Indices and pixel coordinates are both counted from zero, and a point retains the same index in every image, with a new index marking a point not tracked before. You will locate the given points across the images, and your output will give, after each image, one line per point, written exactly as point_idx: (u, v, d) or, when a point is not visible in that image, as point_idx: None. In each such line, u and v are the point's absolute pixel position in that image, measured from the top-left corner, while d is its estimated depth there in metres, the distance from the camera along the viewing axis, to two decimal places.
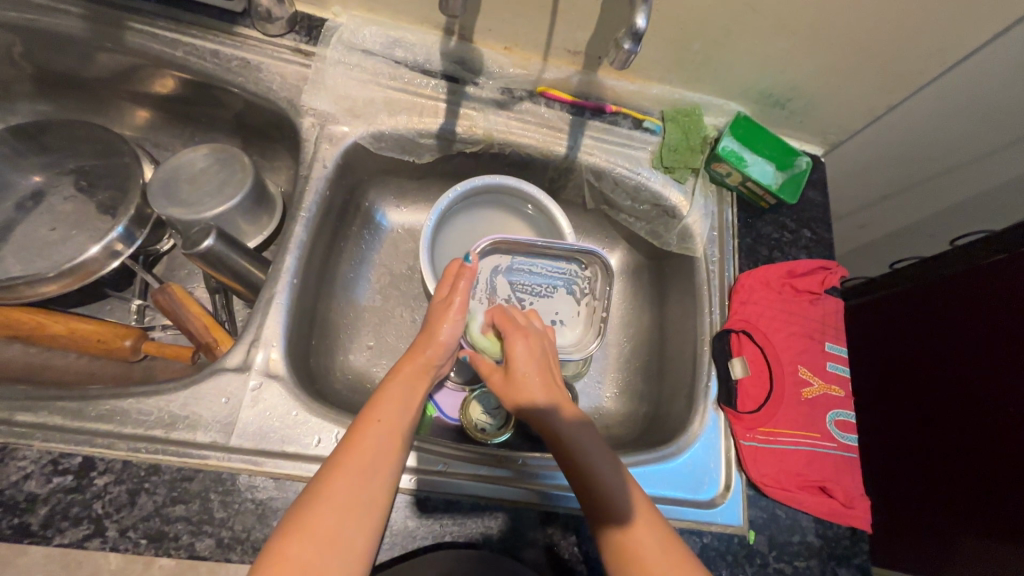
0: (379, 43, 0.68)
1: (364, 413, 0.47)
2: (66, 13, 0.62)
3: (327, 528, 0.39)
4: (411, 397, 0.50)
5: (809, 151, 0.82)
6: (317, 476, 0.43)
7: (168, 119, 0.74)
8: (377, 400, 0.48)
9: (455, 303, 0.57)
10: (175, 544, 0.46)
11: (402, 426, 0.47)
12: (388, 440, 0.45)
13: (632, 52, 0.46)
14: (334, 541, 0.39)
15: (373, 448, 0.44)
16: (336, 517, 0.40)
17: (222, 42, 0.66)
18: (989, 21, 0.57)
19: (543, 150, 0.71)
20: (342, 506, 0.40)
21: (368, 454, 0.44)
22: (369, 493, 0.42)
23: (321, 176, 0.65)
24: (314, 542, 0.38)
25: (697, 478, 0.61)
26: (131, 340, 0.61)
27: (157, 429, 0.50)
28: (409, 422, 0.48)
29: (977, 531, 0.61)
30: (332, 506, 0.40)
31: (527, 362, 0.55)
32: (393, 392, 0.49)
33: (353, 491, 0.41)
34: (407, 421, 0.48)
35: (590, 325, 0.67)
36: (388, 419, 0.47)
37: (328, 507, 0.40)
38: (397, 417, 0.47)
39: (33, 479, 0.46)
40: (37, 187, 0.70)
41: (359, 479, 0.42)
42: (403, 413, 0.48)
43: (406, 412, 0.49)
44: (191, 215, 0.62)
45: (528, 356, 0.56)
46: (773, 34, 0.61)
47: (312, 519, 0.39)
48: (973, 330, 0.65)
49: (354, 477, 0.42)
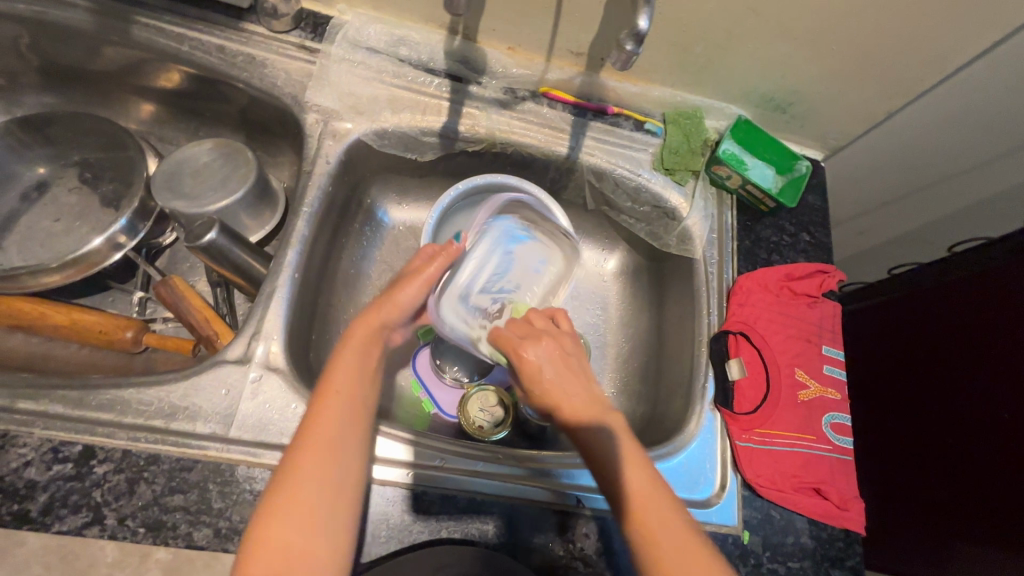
0: (384, 41, 0.69)
1: (319, 387, 0.46)
2: (74, 6, 0.63)
3: (305, 509, 0.40)
4: (368, 367, 0.49)
5: (810, 156, 0.82)
6: (285, 456, 0.43)
7: (173, 113, 0.75)
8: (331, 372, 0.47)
9: (424, 272, 0.55)
10: (173, 533, 0.46)
11: (360, 396, 0.47)
12: (351, 414, 0.45)
13: (634, 52, 0.47)
14: (309, 520, 0.39)
15: (333, 424, 0.44)
16: (313, 495, 0.40)
17: (228, 38, 0.67)
18: (988, 29, 0.58)
19: (545, 150, 0.72)
20: (318, 485, 0.41)
21: (331, 432, 0.43)
22: (342, 467, 0.42)
23: (324, 171, 0.66)
24: (291, 522, 0.39)
25: (693, 477, 0.62)
26: (132, 331, 0.62)
27: (157, 419, 0.50)
28: (368, 391, 0.48)
29: (972, 536, 0.61)
30: (308, 486, 0.41)
31: (544, 367, 0.53)
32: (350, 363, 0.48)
33: (321, 469, 0.41)
34: (366, 391, 0.48)
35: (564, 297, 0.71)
36: (345, 392, 0.46)
37: (303, 487, 0.40)
38: (358, 389, 0.47)
39: (34, 466, 0.47)
40: (42, 179, 0.71)
41: (327, 456, 0.42)
42: (362, 384, 0.47)
43: (368, 383, 0.48)
44: (195, 209, 0.63)
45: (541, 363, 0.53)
46: (775, 39, 0.62)
47: (285, 501, 0.40)
48: (970, 335, 0.65)
49: (321, 453, 0.42)
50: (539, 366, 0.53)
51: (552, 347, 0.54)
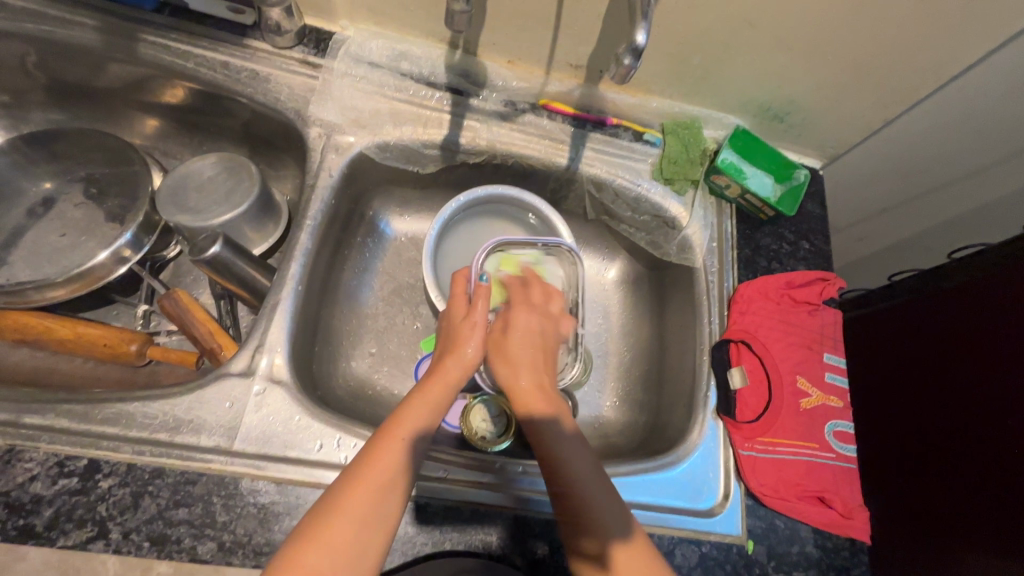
0: (385, 56, 0.70)
1: (384, 427, 0.48)
2: (81, 24, 0.64)
3: (340, 542, 0.40)
4: (437, 411, 0.51)
5: (808, 164, 0.83)
6: (337, 483, 0.44)
7: (178, 128, 0.76)
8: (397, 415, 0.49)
9: (477, 317, 0.58)
10: (178, 547, 0.46)
11: (424, 441, 0.48)
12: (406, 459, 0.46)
13: (632, 67, 0.47)
14: (349, 551, 0.40)
15: (394, 462, 0.45)
16: (353, 529, 0.41)
17: (232, 54, 0.68)
18: (982, 39, 0.59)
19: (545, 161, 0.72)
20: (359, 518, 0.42)
21: (390, 469, 0.44)
22: (385, 507, 0.43)
23: (326, 184, 0.66)
24: (328, 550, 0.40)
25: (696, 486, 0.62)
26: (137, 344, 0.62)
27: (162, 432, 0.51)
28: (430, 436, 0.49)
29: (978, 545, 0.60)
30: (349, 519, 0.41)
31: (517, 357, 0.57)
32: (418, 404, 0.50)
33: (374, 506, 0.42)
34: (428, 437, 0.49)
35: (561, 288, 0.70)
36: (412, 434, 0.47)
37: (346, 520, 0.41)
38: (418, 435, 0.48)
39: (39, 480, 0.47)
40: (48, 194, 0.72)
41: (382, 492, 0.43)
42: (427, 428, 0.49)
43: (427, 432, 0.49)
44: (199, 222, 0.64)
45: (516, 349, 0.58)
46: (771, 50, 0.63)
47: (327, 529, 0.40)
48: (972, 343, 0.65)
49: (378, 488, 0.43)
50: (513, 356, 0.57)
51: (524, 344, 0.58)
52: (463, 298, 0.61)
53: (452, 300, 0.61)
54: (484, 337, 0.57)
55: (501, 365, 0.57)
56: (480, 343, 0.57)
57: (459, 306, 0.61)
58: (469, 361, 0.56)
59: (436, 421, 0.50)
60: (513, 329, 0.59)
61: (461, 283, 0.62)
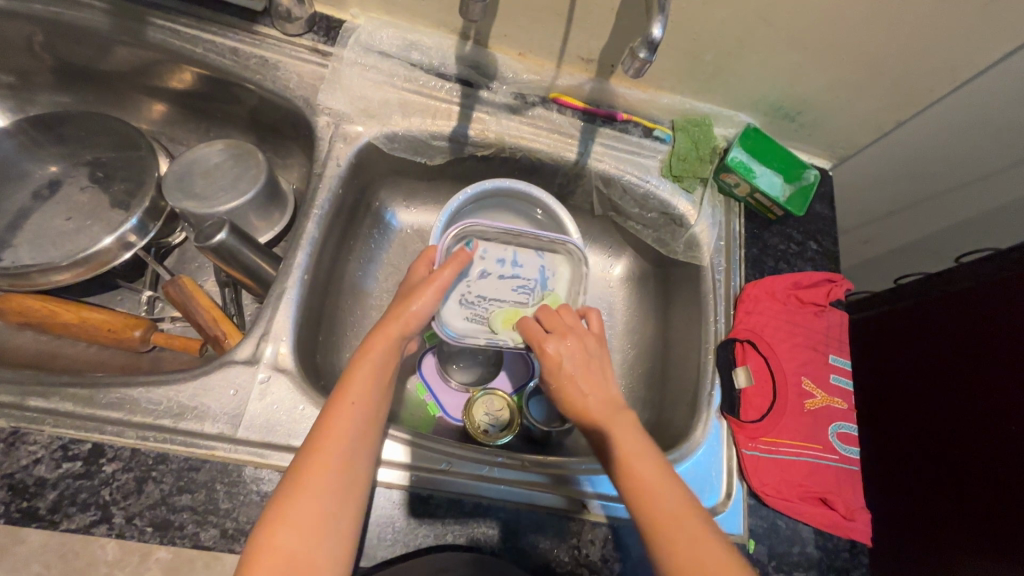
0: (396, 45, 0.69)
1: (334, 395, 0.46)
2: (90, 7, 0.64)
3: (305, 519, 0.40)
4: (387, 374, 0.49)
5: (817, 164, 0.83)
6: (293, 463, 0.43)
7: (185, 113, 0.75)
8: (345, 381, 0.47)
9: (435, 278, 0.53)
10: (181, 533, 0.46)
11: (376, 407, 0.47)
12: (360, 429, 0.45)
13: (647, 60, 0.47)
14: (319, 526, 0.40)
15: (348, 431, 0.44)
16: (314, 503, 0.41)
17: (242, 40, 0.67)
18: (999, 41, 0.58)
19: (554, 155, 0.72)
20: (320, 491, 0.41)
21: (341, 442, 0.44)
22: (348, 478, 0.43)
23: (334, 174, 0.66)
24: (295, 527, 0.39)
25: (698, 485, 0.61)
26: (141, 330, 0.62)
27: (166, 418, 0.51)
28: (383, 399, 0.48)
29: (972, 548, 0.60)
30: (310, 494, 0.41)
31: (556, 370, 0.53)
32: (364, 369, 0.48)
33: (333, 477, 0.42)
34: (381, 401, 0.48)
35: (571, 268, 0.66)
36: (359, 399, 0.46)
37: (306, 495, 0.41)
38: (370, 399, 0.46)
39: (43, 464, 0.47)
40: (54, 177, 0.71)
41: (340, 466, 0.43)
42: (379, 394, 0.48)
43: (382, 395, 0.48)
44: (204, 209, 0.63)
45: (555, 363, 0.53)
46: (785, 47, 0.62)
47: (290, 509, 0.40)
48: (980, 346, 0.64)
49: (331, 463, 0.42)
50: (555, 366, 0.53)
51: (571, 347, 0.54)
52: (427, 260, 0.59)
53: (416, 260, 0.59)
54: (435, 294, 0.53)
55: (544, 352, 0.54)
56: (427, 298, 0.52)
57: (421, 264, 0.59)
58: (417, 315, 0.52)
59: (387, 386, 0.49)
60: (547, 369, 0.54)
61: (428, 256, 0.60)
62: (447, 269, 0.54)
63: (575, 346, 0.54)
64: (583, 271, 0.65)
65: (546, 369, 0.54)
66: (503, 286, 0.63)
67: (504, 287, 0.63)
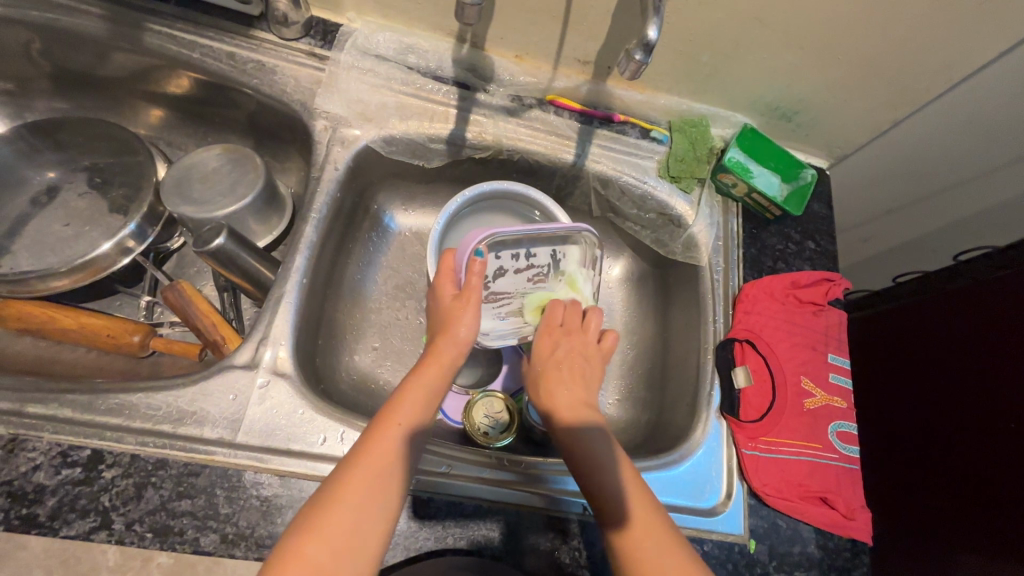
0: (392, 48, 0.70)
1: (382, 414, 0.47)
2: (87, 13, 0.64)
3: (340, 533, 0.40)
4: (431, 398, 0.50)
5: (814, 164, 0.83)
6: (332, 475, 0.43)
7: (182, 118, 0.75)
8: (394, 401, 0.48)
9: (468, 295, 0.56)
10: (180, 539, 0.46)
11: (420, 427, 0.48)
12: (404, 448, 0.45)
13: (643, 62, 0.47)
14: (349, 541, 0.40)
15: (395, 448, 0.45)
16: (353, 517, 0.41)
17: (239, 45, 0.67)
18: (995, 39, 0.58)
19: (551, 157, 0.72)
20: (360, 507, 0.41)
21: (385, 459, 0.44)
22: (385, 496, 0.43)
23: (331, 177, 0.66)
24: (328, 538, 0.39)
25: (698, 485, 0.61)
26: (140, 335, 0.62)
27: (165, 424, 0.51)
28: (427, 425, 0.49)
29: (972, 544, 0.59)
30: (349, 507, 0.41)
31: (557, 359, 0.59)
32: (412, 393, 0.49)
33: (372, 492, 0.42)
34: (424, 424, 0.49)
35: (587, 262, 0.67)
36: (407, 421, 0.47)
37: (345, 508, 0.41)
38: (415, 421, 0.47)
39: (42, 470, 0.47)
40: (51, 183, 0.71)
41: (379, 484, 0.43)
42: (423, 415, 0.49)
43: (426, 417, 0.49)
44: (203, 214, 0.63)
45: (552, 351, 0.60)
46: (781, 48, 0.62)
47: (327, 520, 0.40)
48: (977, 346, 0.64)
49: (373, 478, 0.43)
50: (553, 355, 0.59)
51: (566, 343, 0.60)
52: (451, 276, 0.59)
53: (440, 276, 0.59)
54: (474, 316, 0.55)
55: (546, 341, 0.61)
56: (472, 318, 0.55)
57: (445, 281, 0.59)
58: (462, 342, 0.55)
59: (431, 410, 0.50)
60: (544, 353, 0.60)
61: (450, 269, 0.59)
62: (474, 283, 0.56)
63: (569, 343, 0.60)
64: (596, 254, 0.67)
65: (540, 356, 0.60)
66: (521, 281, 0.65)
67: (523, 282, 0.65)
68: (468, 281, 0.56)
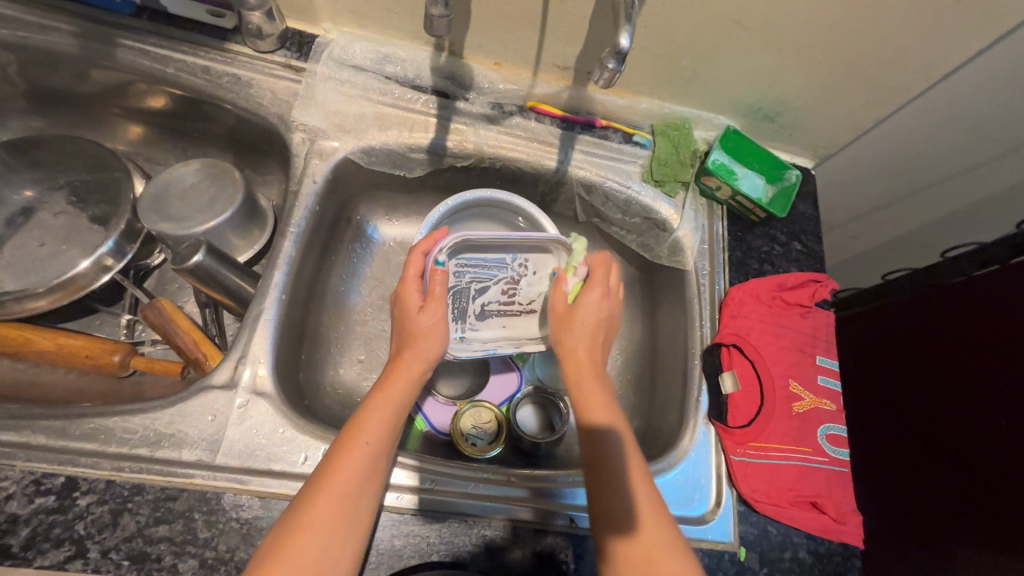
0: (370, 58, 0.69)
1: (348, 432, 0.46)
2: (59, 30, 0.63)
3: (307, 560, 0.40)
4: (400, 409, 0.49)
5: (799, 164, 0.82)
6: (298, 498, 0.43)
7: (160, 134, 0.74)
8: (360, 417, 0.47)
9: (436, 296, 0.53)
10: (158, 565, 0.45)
11: (387, 442, 0.47)
12: (370, 465, 0.45)
13: (616, 70, 0.46)
14: (316, 568, 0.40)
15: (356, 472, 0.44)
16: (319, 542, 0.41)
17: (213, 59, 0.66)
18: (974, 38, 0.58)
19: (534, 164, 0.71)
20: (327, 530, 0.41)
21: (351, 480, 0.44)
22: (353, 515, 0.43)
23: (310, 191, 0.65)
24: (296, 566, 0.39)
25: (687, 493, 0.61)
26: (120, 355, 0.61)
27: (142, 447, 0.50)
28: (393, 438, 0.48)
29: (970, 540, 0.58)
30: (315, 532, 0.41)
31: (591, 323, 0.56)
32: (380, 406, 0.48)
33: (339, 515, 0.42)
34: (391, 438, 0.48)
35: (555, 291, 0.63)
36: (374, 439, 0.46)
37: (310, 533, 0.41)
38: (382, 438, 0.47)
39: (15, 499, 0.46)
40: (28, 203, 0.70)
41: (347, 506, 0.43)
42: (390, 429, 0.48)
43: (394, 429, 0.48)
44: (181, 230, 0.63)
45: (598, 308, 0.57)
46: (759, 50, 0.62)
47: (293, 544, 0.40)
48: (968, 340, 0.63)
49: (339, 502, 0.42)
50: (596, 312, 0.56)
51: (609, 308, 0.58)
52: (415, 284, 0.55)
53: (402, 284, 0.55)
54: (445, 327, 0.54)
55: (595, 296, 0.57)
56: (439, 338, 0.53)
57: (410, 290, 0.55)
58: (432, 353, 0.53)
59: (398, 422, 0.49)
60: (584, 311, 0.56)
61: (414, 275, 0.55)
62: (438, 297, 0.53)
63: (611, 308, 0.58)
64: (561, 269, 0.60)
65: (585, 308, 0.56)
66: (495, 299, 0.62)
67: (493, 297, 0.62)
68: (434, 292, 0.53)
